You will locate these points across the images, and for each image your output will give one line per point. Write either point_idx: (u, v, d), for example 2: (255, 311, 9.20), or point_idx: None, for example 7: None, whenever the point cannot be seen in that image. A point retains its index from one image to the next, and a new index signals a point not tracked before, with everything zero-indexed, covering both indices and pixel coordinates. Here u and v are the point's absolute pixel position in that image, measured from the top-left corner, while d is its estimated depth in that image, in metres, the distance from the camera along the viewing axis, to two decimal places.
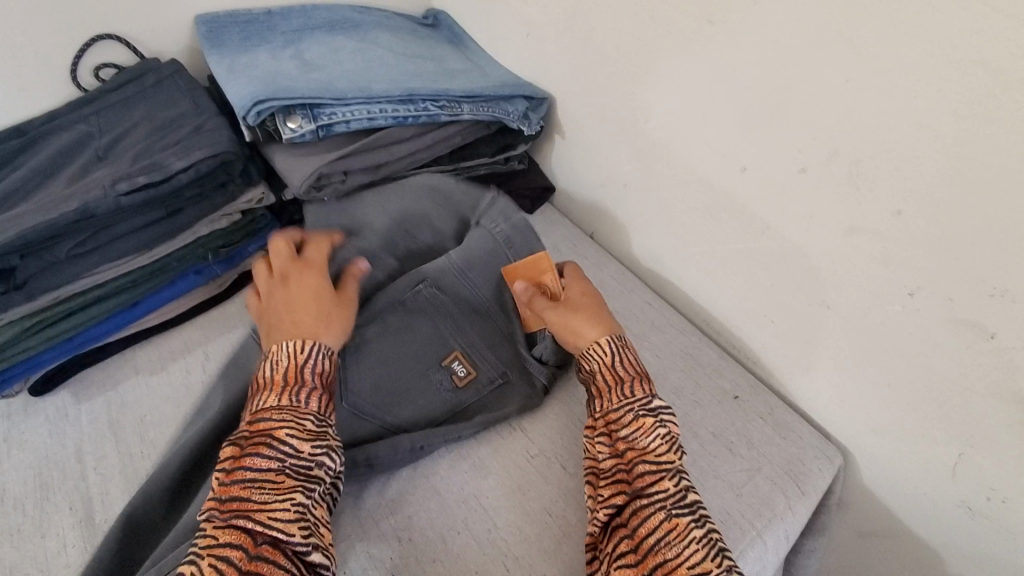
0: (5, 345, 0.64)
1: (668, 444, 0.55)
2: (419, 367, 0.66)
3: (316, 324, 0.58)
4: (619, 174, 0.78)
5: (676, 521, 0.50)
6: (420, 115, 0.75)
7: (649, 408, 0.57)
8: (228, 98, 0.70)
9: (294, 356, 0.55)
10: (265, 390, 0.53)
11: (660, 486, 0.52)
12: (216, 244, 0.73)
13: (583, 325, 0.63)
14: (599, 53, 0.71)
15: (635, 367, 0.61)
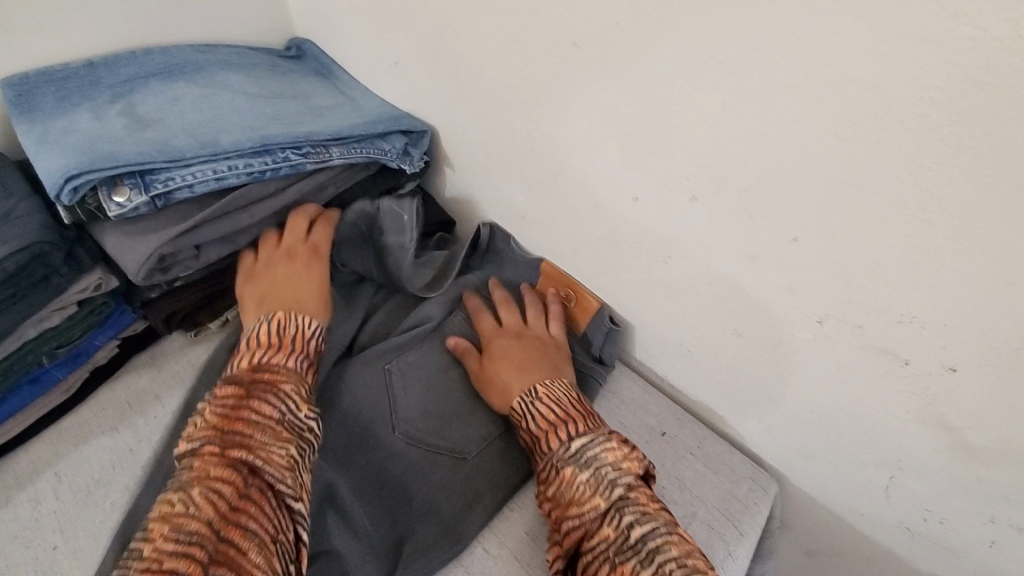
0: None
1: (593, 487, 0.51)
2: (464, 387, 0.66)
3: (310, 303, 0.63)
4: (516, 205, 0.71)
5: (621, 570, 0.46)
6: (281, 166, 0.66)
7: (567, 457, 0.53)
8: (38, 174, 0.59)
9: (298, 328, 0.58)
10: (267, 347, 0.55)
11: (598, 536, 0.49)
12: (51, 344, 0.61)
13: (509, 380, 0.62)
14: (470, 80, 0.64)
15: (551, 416, 0.57)
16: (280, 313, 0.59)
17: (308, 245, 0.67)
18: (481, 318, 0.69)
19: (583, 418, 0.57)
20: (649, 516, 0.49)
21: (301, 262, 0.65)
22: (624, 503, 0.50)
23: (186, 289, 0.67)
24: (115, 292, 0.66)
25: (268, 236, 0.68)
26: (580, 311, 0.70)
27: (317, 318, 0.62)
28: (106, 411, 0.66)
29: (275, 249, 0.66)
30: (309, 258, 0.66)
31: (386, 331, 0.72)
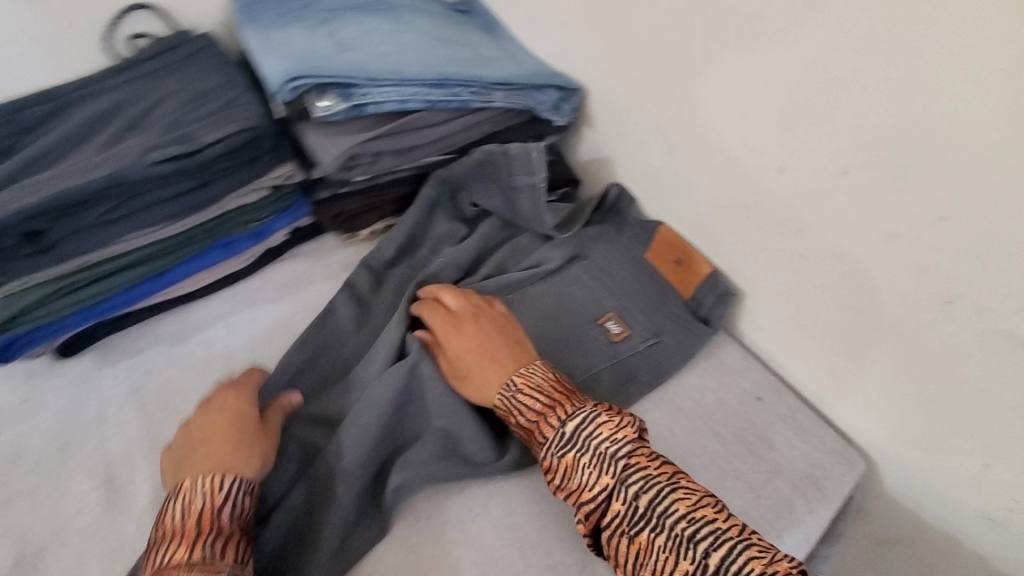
0: (29, 309, 0.63)
1: (596, 467, 0.54)
2: (576, 324, 0.74)
3: (233, 456, 0.54)
4: (651, 169, 0.78)
5: (638, 540, 0.51)
6: (453, 100, 0.75)
7: (564, 442, 0.56)
8: (261, 73, 0.70)
9: (209, 498, 0.50)
10: (171, 541, 0.48)
11: (612, 512, 0.53)
12: (244, 218, 0.73)
13: (485, 375, 0.63)
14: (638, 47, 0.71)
15: (535, 407, 0.59)
16: (187, 484, 0.51)
17: (238, 397, 0.59)
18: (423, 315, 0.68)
19: (568, 399, 0.59)
20: (651, 481, 0.53)
21: (232, 412, 0.58)
22: (626, 475, 0.53)
23: (352, 195, 0.79)
24: (298, 187, 0.77)
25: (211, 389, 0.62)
26: (691, 274, 0.77)
27: (240, 472, 0.53)
28: (268, 285, 0.77)
29: (216, 397, 0.60)
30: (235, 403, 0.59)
31: (510, 264, 0.79)
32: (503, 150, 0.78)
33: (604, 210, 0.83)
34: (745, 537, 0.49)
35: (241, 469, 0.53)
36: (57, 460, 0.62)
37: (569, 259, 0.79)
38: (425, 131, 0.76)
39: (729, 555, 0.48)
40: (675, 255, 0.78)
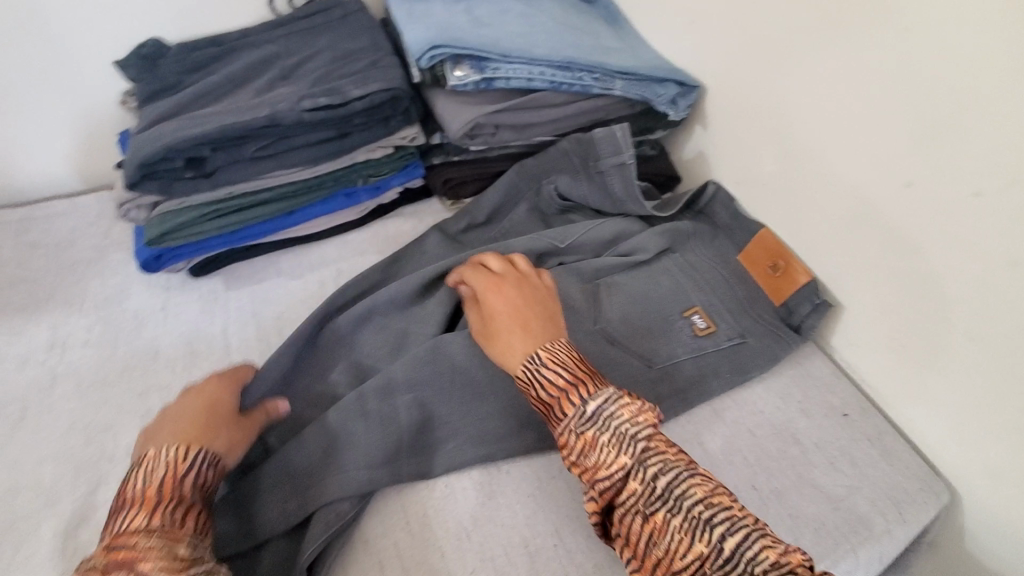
0: (183, 227, 0.71)
1: (616, 446, 0.52)
2: (662, 314, 0.75)
3: (198, 434, 0.54)
4: (761, 174, 0.80)
5: (654, 520, 0.49)
6: (575, 84, 0.78)
7: (583, 419, 0.53)
8: (404, 39, 0.76)
9: (172, 465, 0.50)
10: (133, 506, 0.47)
11: (627, 491, 0.50)
12: (368, 171, 0.79)
13: (510, 338, 0.60)
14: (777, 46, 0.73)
15: (558, 381, 0.55)
16: (150, 453, 0.51)
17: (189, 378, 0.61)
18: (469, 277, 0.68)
19: (591, 377, 0.56)
20: (670, 464, 0.51)
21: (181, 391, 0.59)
22: (646, 457, 0.51)
23: (462, 164, 0.86)
24: (418, 149, 0.83)
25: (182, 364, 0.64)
26: (786, 282, 0.76)
27: (206, 446, 0.54)
28: (376, 238, 0.84)
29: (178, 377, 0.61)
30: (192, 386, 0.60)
31: (603, 248, 0.82)
32: (590, 135, 0.81)
33: (699, 209, 0.86)
34: (761, 526, 0.48)
35: (200, 443, 0.53)
36: (187, 362, 0.71)
37: (661, 252, 0.81)
38: (543, 110, 0.79)
39: (748, 541, 0.46)
40: (769, 261, 0.78)
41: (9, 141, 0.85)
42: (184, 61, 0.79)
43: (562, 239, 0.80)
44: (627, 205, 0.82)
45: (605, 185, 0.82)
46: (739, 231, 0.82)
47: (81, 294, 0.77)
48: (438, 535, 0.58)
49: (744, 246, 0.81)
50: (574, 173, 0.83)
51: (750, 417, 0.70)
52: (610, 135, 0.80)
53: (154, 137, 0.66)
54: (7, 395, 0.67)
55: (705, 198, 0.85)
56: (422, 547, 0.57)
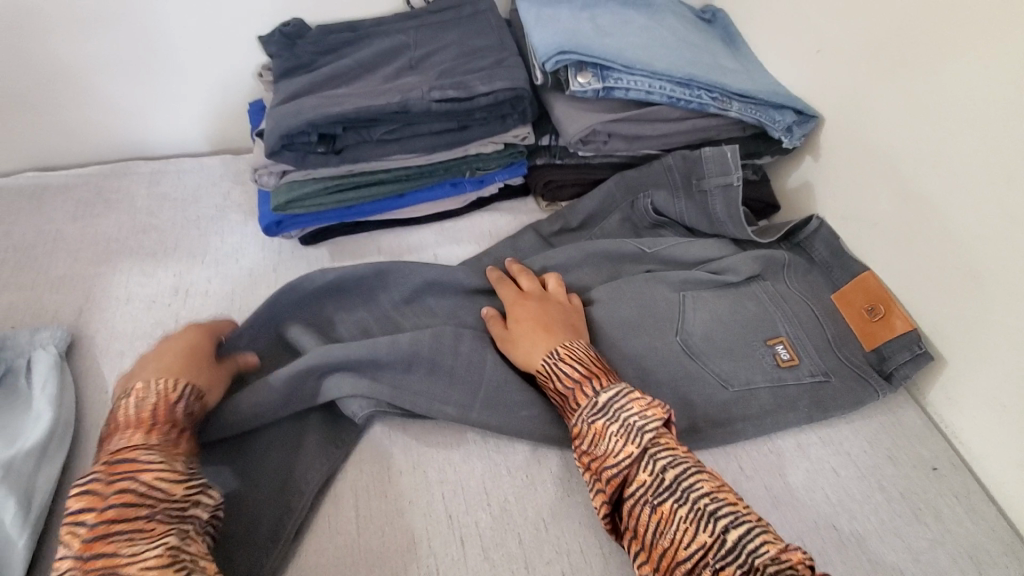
0: (306, 198, 0.77)
1: (625, 437, 0.56)
2: (746, 339, 0.74)
3: (184, 367, 0.61)
4: (870, 212, 0.78)
5: (661, 510, 0.53)
6: (692, 101, 0.79)
7: (596, 409, 0.59)
8: (531, 42, 0.78)
9: (160, 399, 0.57)
10: (126, 434, 0.54)
11: (636, 481, 0.55)
12: (476, 165, 0.82)
13: (535, 339, 0.66)
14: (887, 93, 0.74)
15: (574, 375, 0.62)
16: (139, 385, 0.58)
17: (183, 323, 0.67)
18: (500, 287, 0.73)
19: (605, 374, 0.62)
20: (678, 459, 0.56)
21: (169, 336, 0.65)
22: (655, 450, 0.56)
23: (565, 166, 0.87)
24: (527, 148, 0.85)
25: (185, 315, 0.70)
26: (882, 326, 0.74)
27: (192, 380, 0.60)
28: (474, 228, 0.87)
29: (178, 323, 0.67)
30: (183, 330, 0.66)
31: (692, 264, 0.82)
32: (697, 153, 0.82)
33: (797, 241, 0.84)
34: (760, 521, 0.52)
35: (185, 374, 0.60)
36: None
37: (752, 277, 0.80)
38: (655, 124, 0.81)
39: (748, 534, 0.50)
40: (867, 304, 0.76)
41: (153, 99, 0.93)
42: (321, 42, 0.85)
43: (653, 248, 0.81)
44: (725, 227, 0.82)
45: (706, 202, 0.82)
46: (836, 269, 0.81)
47: (202, 247, 0.84)
48: (517, 522, 0.60)
49: (842, 286, 0.79)
50: (674, 189, 0.84)
51: (834, 456, 0.69)
52: (720, 154, 0.81)
53: (294, 112, 0.71)
54: (137, 329, 0.74)
55: (807, 231, 0.83)
56: (500, 531, 0.59)
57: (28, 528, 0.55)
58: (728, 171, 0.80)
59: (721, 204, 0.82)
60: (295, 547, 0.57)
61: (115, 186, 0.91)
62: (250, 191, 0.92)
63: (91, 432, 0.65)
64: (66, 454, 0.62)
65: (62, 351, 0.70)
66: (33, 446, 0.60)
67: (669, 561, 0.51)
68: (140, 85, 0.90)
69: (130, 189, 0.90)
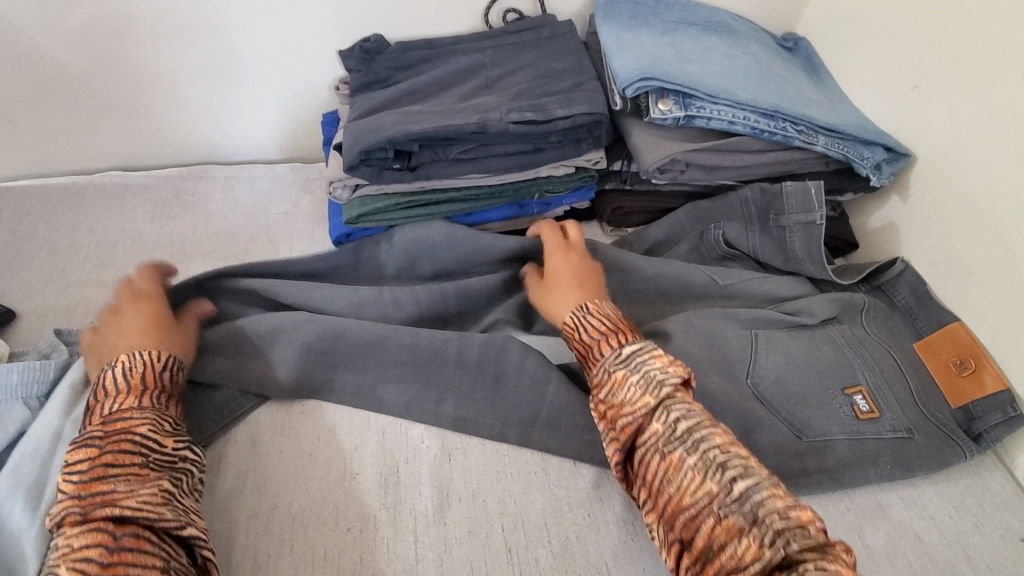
0: (378, 211, 0.77)
1: (642, 387, 0.54)
2: (822, 386, 0.70)
3: (157, 340, 0.61)
4: (963, 258, 0.73)
5: (670, 458, 0.51)
6: (776, 133, 0.77)
7: (617, 359, 0.57)
8: (612, 66, 0.77)
9: (148, 364, 0.57)
10: (117, 396, 0.55)
11: (648, 431, 0.53)
12: (546, 187, 0.81)
13: (568, 295, 0.67)
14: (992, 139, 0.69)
15: (602, 327, 0.61)
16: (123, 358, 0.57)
17: (127, 293, 0.66)
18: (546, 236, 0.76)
19: (629, 329, 0.61)
20: (692, 412, 0.53)
21: (122, 307, 0.64)
22: (670, 402, 0.53)
23: (634, 194, 0.86)
24: (598, 173, 0.83)
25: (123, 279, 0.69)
26: (972, 382, 0.69)
27: (167, 349, 0.61)
28: None
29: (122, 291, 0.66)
30: (132, 300, 0.65)
31: (764, 303, 0.78)
32: (777, 188, 0.78)
33: (878, 284, 0.79)
34: (771, 478, 0.49)
35: (166, 348, 0.61)
36: None
37: (828, 319, 0.75)
38: (734, 154, 0.78)
39: (756, 486, 0.47)
40: (954, 357, 0.71)
41: (230, 106, 0.95)
42: (399, 59, 0.86)
43: (725, 283, 0.78)
44: (801, 265, 0.79)
45: (782, 237, 0.79)
46: (922, 316, 0.76)
47: (272, 254, 0.86)
48: (578, 562, 0.58)
49: (926, 334, 0.74)
50: (748, 223, 0.81)
51: (913, 518, 0.64)
52: (800, 188, 0.77)
53: (373, 128, 0.72)
54: None
55: (890, 274, 0.78)
56: (561, 571, 0.57)
57: (39, 519, 0.53)
58: (808, 207, 0.77)
59: (799, 241, 0.78)
60: (352, 567, 0.57)
61: (192, 189, 0.93)
62: (319, 201, 0.93)
63: None
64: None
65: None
66: (49, 430, 0.58)
67: (674, 508, 0.49)
68: (222, 91, 0.93)
69: (204, 192, 0.93)
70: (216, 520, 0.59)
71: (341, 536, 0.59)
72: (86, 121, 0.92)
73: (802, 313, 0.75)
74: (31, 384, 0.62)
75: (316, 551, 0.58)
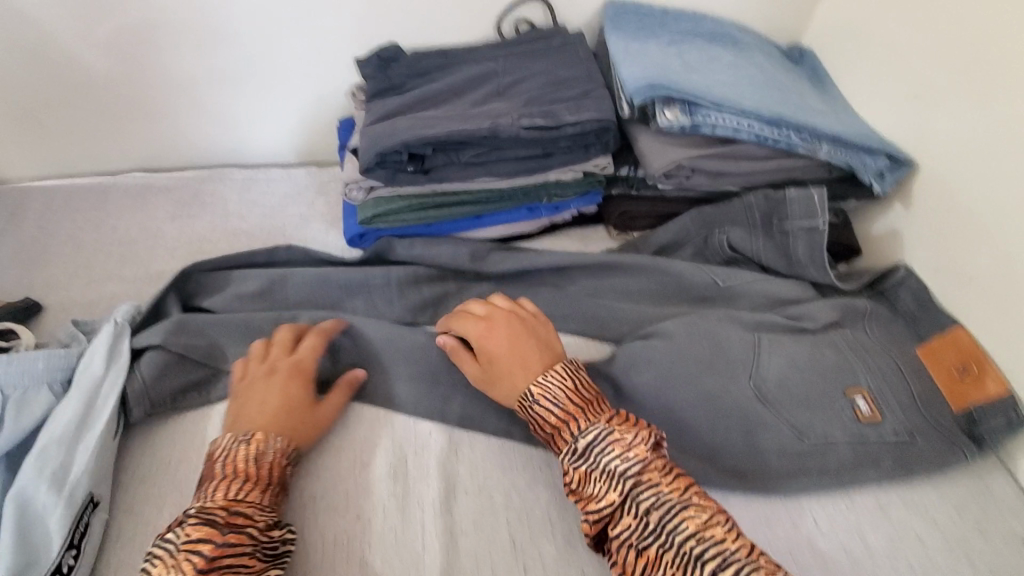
0: (391, 212, 0.80)
1: (606, 482, 0.54)
2: (824, 389, 0.71)
3: (291, 426, 0.61)
4: (965, 265, 0.75)
5: (646, 554, 0.51)
6: (780, 141, 0.79)
7: (575, 453, 0.57)
8: (620, 74, 0.80)
9: (271, 455, 0.57)
10: (240, 482, 0.54)
11: (620, 526, 0.53)
12: (555, 191, 0.83)
13: (512, 376, 0.63)
14: (999, 145, 0.70)
15: (552, 418, 0.59)
16: (259, 437, 0.58)
17: (290, 362, 0.66)
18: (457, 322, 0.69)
19: (584, 411, 0.59)
20: (661, 498, 0.53)
21: (279, 379, 0.64)
22: (635, 493, 0.53)
23: (640, 199, 0.88)
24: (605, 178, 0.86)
25: (285, 336, 0.69)
26: (973, 386, 0.70)
27: (295, 440, 0.61)
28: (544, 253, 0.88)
29: (280, 356, 0.67)
30: (290, 373, 0.65)
31: (767, 307, 0.79)
32: (781, 194, 0.80)
33: (880, 289, 0.81)
34: (750, 557, 0.49)
35: (296, 437, 0.61)
36: None
37: (831, 324, 0.77)
38: (739, 161, 0.81)
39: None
40: (958, 362, 0.72)
41: (248, 110, 0.99)
42: (414, 66, 0.89)
43: (729, 287, 0.80)
44: (805, 269, 0.80)
45: (786, 242, 0.80)
46: (924, 321, 0.76)
47: None
48: (580, 554, 0.59)
49: (928, 339, 0.75)
50: (752, 229, 0.82)
51: (913, 519, 0.65)
52: (803, 195, 0.79)
53: (389, 132, 0.75)
54: None
55: (892, 280, 0.80)
56: (564, 561, 0.59)
57: (62, 499, 0.55)
58: (811, 212, 0.78)
59: (802, 246, 0.79)
60: (360, 554, 0.59)
61: (210, 190, 0.96)
62: (333, 203, 0.96)
63: (173, 417, 0.68)
64: (112, 421, 0.63)
65: (133, 325, 0.71)
66: (70, 418, 0.60)
67: None
68: (243, 97, 0.97)
69: (223, 194, 0.96)
70: None
71: (349, 524, 0.60)
72: (110, 124, 0.96)
73: (805, 317, 0.77)
74: (58, 369, 0.64)
75: (325, 536, 0.59)
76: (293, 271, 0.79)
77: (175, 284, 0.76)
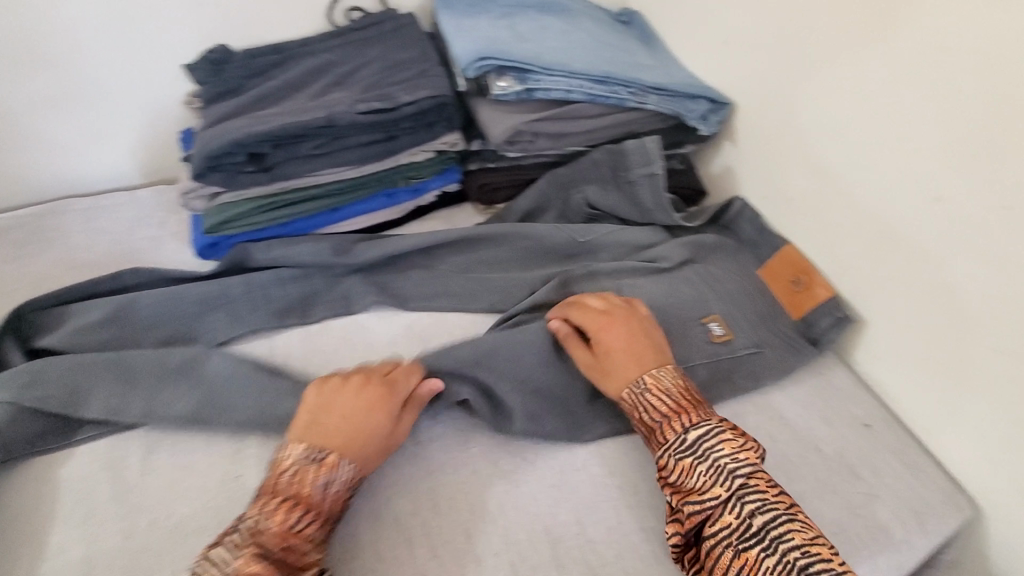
0: (238, 217, 0.77)
1: (713, 477, 0.55)
2: (680, 321, 0.75)
3: (363, 449, 0.57)
4: (787, 188, 0.82)
5: (745, 556, 0.52)
6: (610, 97, 0.84)
7: (684, 446, 0.57)
8: (452, 50, 0.81)
9: (340, 488, 0.55)
10: (306, 511, 0.53)
11: (719, 523, 0.54)
12: (410, 173, 0.84)
13: (625, 368, 0.64)
14: (860, 92, 0.70)
15: (663, 408, 0.60)
16: (329, 459, 0.55)
17: (384, 379, 0.62)
18: (575, 316, 0.68)
19: (696, 407, 0.60)
20: (769, 505, 0.53)
21: (366, 393, 0.60)
22: (744, 493, 0.54)
23: (498, 170, 0.90)
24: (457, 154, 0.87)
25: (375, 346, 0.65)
26: (806, 295, 0.78)
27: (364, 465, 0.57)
28: None
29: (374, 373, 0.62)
30: (380, 391, 0.61)
31: (626, 255, 0.84)
32: (620, 146, 0.85)
33: (724, 223, 0.88)
34: None
35: (365, 464, 0.57)
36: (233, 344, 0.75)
37: (683, 262, 0.82)
38: (578, 121, 0.85)
39: None
40: (793, 276, 0.80)
41: (84, 135, 0.92)
42: (247, 65, 0.86)
43: (589, 242, 0.84)
44: (653, 215, 0.85)
45: (631, 191, 0.84)
46: (763, 244, 0.84)
47: None
48: (465, 517, 0.60)
49: (768, 260, 0.83)
50: (601, 184, 0.86)
51: (769, 423, 0.71)
52: (639, 144, 0.84)
53: (219, 133, 0.72)
54: None
55: (732, 212, 0.87)
56: (448, 527, 0.59)
57: None
58: (646, 160, 0.83)
59: (644, 193, 0.84)
60: None
61: (51, 226, 0.89)
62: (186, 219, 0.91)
63: (18, 468, 0.63)
64: None
65: None
66: None
67: None
68: (74, 120, 0.90)
69: (65, 228, 0.89)
70: (88, 545, 0.57)
71: None
72: None
73: (656, 258, 0.81)
74: None
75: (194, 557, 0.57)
76: (141, 294, 0.74)
77: (9, 329, 0.70)
